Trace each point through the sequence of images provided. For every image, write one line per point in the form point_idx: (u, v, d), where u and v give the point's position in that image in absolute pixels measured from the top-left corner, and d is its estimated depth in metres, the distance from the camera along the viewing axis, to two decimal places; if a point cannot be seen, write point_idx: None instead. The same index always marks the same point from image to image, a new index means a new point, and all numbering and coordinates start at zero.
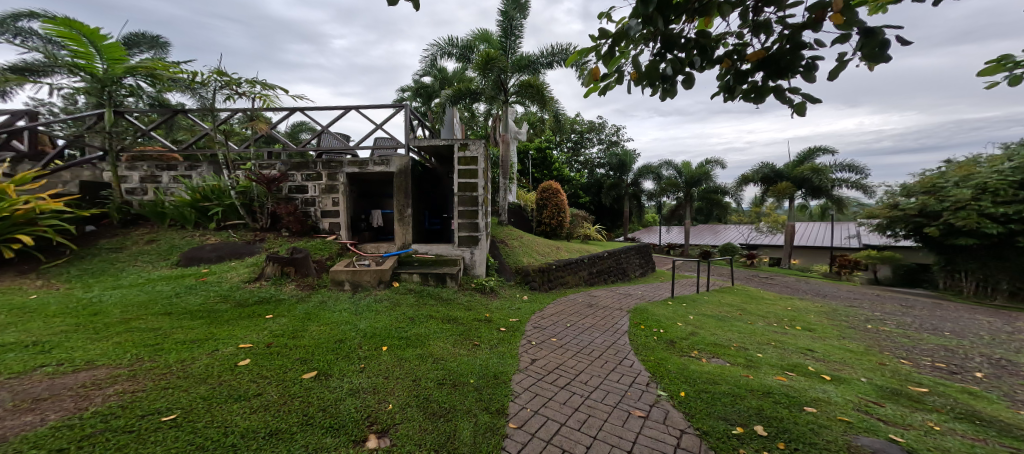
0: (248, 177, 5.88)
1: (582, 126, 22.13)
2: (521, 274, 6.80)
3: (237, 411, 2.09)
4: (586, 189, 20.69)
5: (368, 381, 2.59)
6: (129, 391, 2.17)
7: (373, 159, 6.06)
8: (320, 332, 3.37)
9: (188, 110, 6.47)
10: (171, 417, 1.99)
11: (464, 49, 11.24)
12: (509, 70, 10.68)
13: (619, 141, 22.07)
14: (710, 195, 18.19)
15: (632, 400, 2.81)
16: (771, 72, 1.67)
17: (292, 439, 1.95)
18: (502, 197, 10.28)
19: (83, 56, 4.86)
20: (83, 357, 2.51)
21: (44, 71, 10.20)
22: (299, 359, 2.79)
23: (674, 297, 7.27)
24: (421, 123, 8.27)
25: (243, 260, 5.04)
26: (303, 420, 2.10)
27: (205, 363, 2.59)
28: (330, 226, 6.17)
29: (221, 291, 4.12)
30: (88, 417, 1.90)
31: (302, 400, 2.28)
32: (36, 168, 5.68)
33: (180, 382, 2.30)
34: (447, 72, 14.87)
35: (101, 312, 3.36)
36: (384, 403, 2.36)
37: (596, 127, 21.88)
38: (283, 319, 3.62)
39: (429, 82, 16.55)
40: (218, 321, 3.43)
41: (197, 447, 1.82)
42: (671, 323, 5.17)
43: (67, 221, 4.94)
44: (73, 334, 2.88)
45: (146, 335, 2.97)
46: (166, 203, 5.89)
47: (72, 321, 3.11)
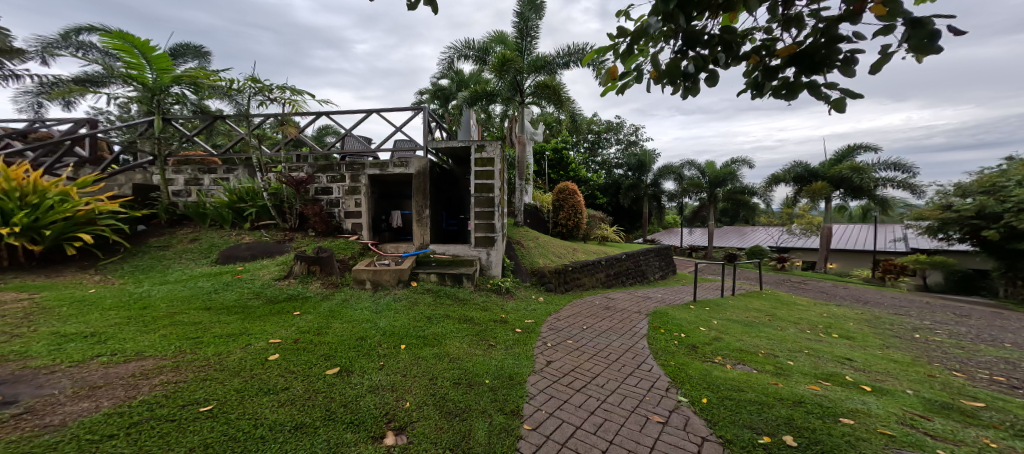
0: (278, 179, 6.13)
1: (599, 126, 21.82)
2: (537, 276, 6.76)
3: (266, 404, 2.19)
4: (604, 190, 20.38)
5: (387, 379, 2.66)
6: (172, 382, 2.30)
7: (392, 161, 6.19)
8: (343, 329, 3.49)
9: (226, 116, 6.83)
10: (208, 407, 2.09)
11: (480, 51, 11.33)
12: (526, 71, 10.70)
13: (637, 140, 21.59)
14: (735, 195, 17.50)
15: (650, 405, 2.76)
16: (802, 68, 1.51)
17: (315, 434, 2.01)
18: (519, 198, 10.30)
19: (135, 66, 5.24)
20: (133, 349, 2.69)
21: (101, 81, 11.09)
22: (323, 355, 2.90)
23: (697, 301, 7.05)
24: (441, 126, 8.43)
25: (275, 258, 5.26)
26: (327, 415, 2.17)
27: (239, 357, 2.72)
28: (351, 226, 6.33)
29: (253, 288, 4.32)
30: (135, 406, 2.02)
31: (325, 395, 2.36)
32: (96, 172, 6.16)
33: (217, 375, 2.43)
34: (464, 74, 15.17)
35: (149, 306, 3.59)
36: (402, 401, 2.41)
37: (614, 127, 21.56)
38: (309, 316, 3.76)
39: (446, 83, 16.84)
40: (251, 317, 3.59)
41: (230, 437, 1.91)
42: (694, 328, 5.03)
43: (121, 221, 5.30)
44: (124, 327, 3.08)
45: (189, 328, 3.15)
46: (207, 204, 6.24)
47: (124, 314, 3.34)
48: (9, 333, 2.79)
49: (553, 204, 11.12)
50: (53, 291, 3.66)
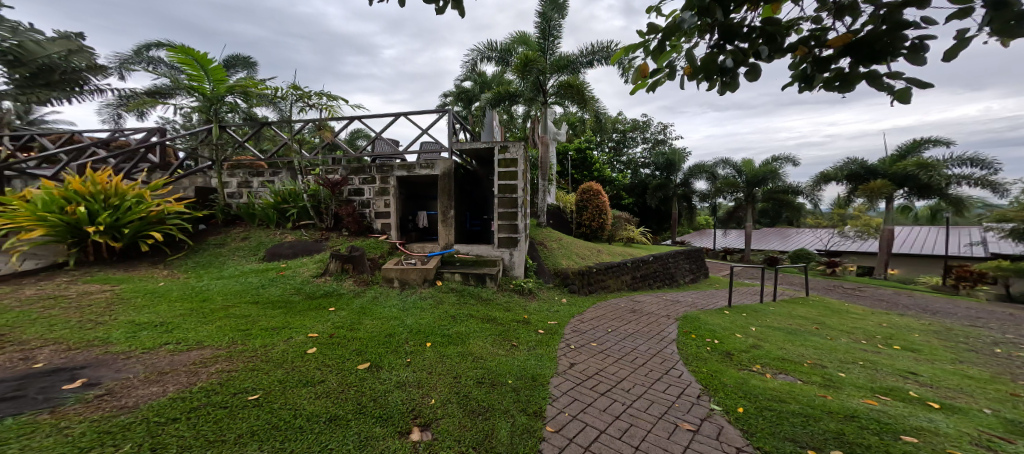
0: (316, 181, 6.48)
1: (625, 125, 21.16)
2: (560, 277, 6.69)
3: (305, 395, 2.33)
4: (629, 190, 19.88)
5: (413, 375, 2.75)
6: (226, 371, 2.50)
7: (418, 162, 6.33)
8: (373, 326, 3.66)
9: (271, 123, 7.29)
10: (255, 396, 2.25)
11: (503, 52, 11.31)
12: (548, 70, 10.59)
13: (665, 139, 20.68)
14: (776, 195, 15.78)
15: (680, 413, 2.67)
16: (859, 58, 1.33)
17: (347, 426, 2.09)
18: (541, 199, 10.14)
19: (195, 78, 5.81)
20: (194, 338, 2.96)
21: (169, 93, 12.33)
22: (355, 350, 3.05)
23: (733, 306, 6.63)
24: (464, 128, 8.59)
25: (313, 256, 5.56)
26: (359, 409, 2.26)
27: (283, 349, 2.93)
28: (381, 226, 6.56)
29: (295, 284, 4.61)
30: (194, 392, 2.20)
31: (357, 389, 2.47)
32: (166, 176, 6.83)
33: (263, 366, 2.62)
34: (486, 76, 15.41)
35: (208, 298, 3.93)
36: (427, 398, 2.49)
37: (641, 125, 20.81)
38: (343, 312, 3.97)
39: (470, 85, 17.06)
40: (292, 312, 3.84)
41: (272, 425, 2.02)
42: (729, 333, 4.74)
43: (185, 220, 5.82)
44: (187, 317, 3.39)
45: (240, 321, 3.42)
46: (256, 205, 6.70)
47: (186, 306, 3.67)
48: (94, 320, 3.14)
49: (576, 205, 10.91)
50: (131, 283, 4.09)
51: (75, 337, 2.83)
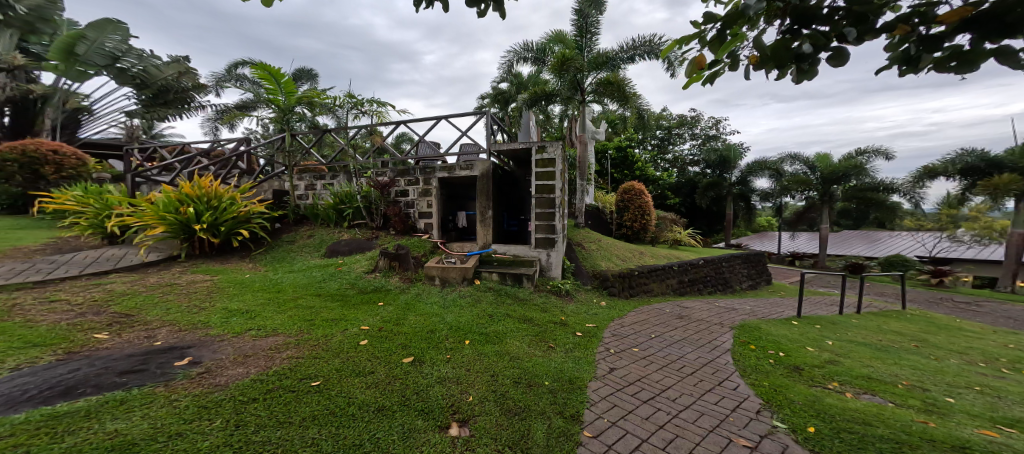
0: (368, 183, 6.92)
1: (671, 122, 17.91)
2: (599, 279, 6.53)
3: (358, 385, 2.55)
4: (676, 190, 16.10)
5: (453, 371, 2.91)
6: (295, 357, 2.88)
7: (458, 164, 6.43)
8: (416, 321, 3.92)
9: (330, 130, 7.88)
10: (317, 382, 2.53)
11: (539, 52, 11.05)
12: (586, 69, 10.36)
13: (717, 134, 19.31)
14: (862, 193, 12.42)
15: (735, 427, 2.50)
16: (982, 34, 0.96)
17: (394, 417, 2.24)
18: (580, 198, 9.88)
19: (270, 91, 6.57)
20: (272, 326, 3.48)
21: (252, 105, 14.66)
22: (401, 344, 3.31)
23: (804, 317, 5.86)
24: (501, 128, 8.67)
25: (365, 253, 5.99)
26: (403, 402, 2.41)
27: (339, 340, 3.27)
28: (423, 226, 6.77)
29: (350, 279, 5.06)
30: (270, 375, 2.53)
31: (402, 381, 2.67)
32: (251, 181, 7.70)
33: (324, 355, 2.96)
34: (523, 77, 15.68)
35: (282, 289, 4.59)
36: (465, 394, 2.60)
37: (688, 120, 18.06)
38: (390, 307, 4.30)
39: (505, 87, 17.00)
40: (345, 305, 4.24)
41: (330, 411, 2.22)
42: (798, 347, 4.24)
43: (264, 219, 6.75)
44: (265, 307, 3.97)
45: (306, 312, 3.92)
46: (319, 206, 7.25)
47: (266, 295, 4.32)
48: (198, 306, 3.85)
49: (617, 205, 10.41)
50: (224, 274, 5.04)
51: (185, 320, 3.50)
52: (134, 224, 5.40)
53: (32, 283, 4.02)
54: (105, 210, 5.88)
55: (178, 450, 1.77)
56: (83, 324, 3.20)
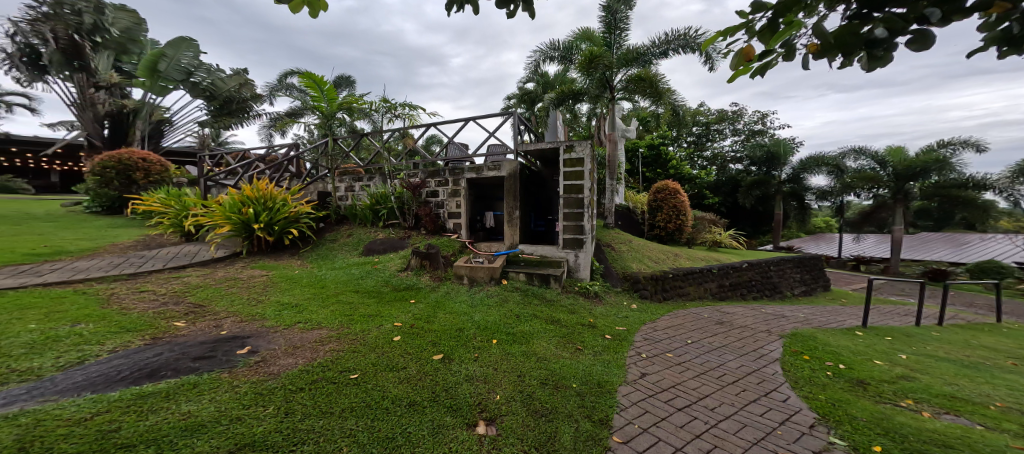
0: (401, 185, 7.08)
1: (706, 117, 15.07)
2: (629, 281, 6.29)
3: (392, 379, 2.66)
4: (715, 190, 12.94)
5: (480, 370, 2.93)
6: (336, 350, 3.06)
7: (486, 164, 6.46)
8: (446, 319, 3.98)
9: (366, 134, 8.05)
10: (355, 375, 2.66)
11: (565, 50, 10.92)
12: (615, 66, 10.03)
13: None
14: (946, 192, 8.57)
15: (782, 441, 2.34)
16: None
17: (424, 413, 2.31)
18: (609, 198, 9.61)
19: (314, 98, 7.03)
20: (317, 320, 3.72)
21: (298, 112, 15.62)
22: (431, 341, 3.39)
23: (868, 328, 5.36)
24: (529, 128, 8.61)
25: (399, 252, 6.13)
26: (433, 398, 2.48)
27: (374, 336, 3.41)
28: (453, 226, 6.79)
29: (384, 277, 5.22)
30: (314, 367, 2.71)
31: (432, 378, 2.74)
32: (299, 183, 8.25)
33: (361, 349, 3.10)
34: (549, 76, 15.57)
35: (325, 285, 4.87)
36: (493, 393, 2.62)
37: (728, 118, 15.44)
38: (421, 305, 4.40)
39: (532, 87, 16.80)
40: (380, 301, 4.43)
41: (366, 404, 2.33)
42: (863, 360, 3.87)
43: (310, 219, 7.12)
44: (311, 301, 4.27)
45: (346, 307, 4.13)
46: (357, 206, 7.45)
47: (310, 291, 4.62)
48: (256, 298, 4.30)
49: (648, 205, 10.03)
50: (278, 270, 5.50)
51: (245, 311, 3.89)
52: (207, 223, 6.13)
53: (121, 276, 4.59)
54: (184, 210, 6.77)
55: (236, 433, 1.92)
56: (165, 312, 3.65)
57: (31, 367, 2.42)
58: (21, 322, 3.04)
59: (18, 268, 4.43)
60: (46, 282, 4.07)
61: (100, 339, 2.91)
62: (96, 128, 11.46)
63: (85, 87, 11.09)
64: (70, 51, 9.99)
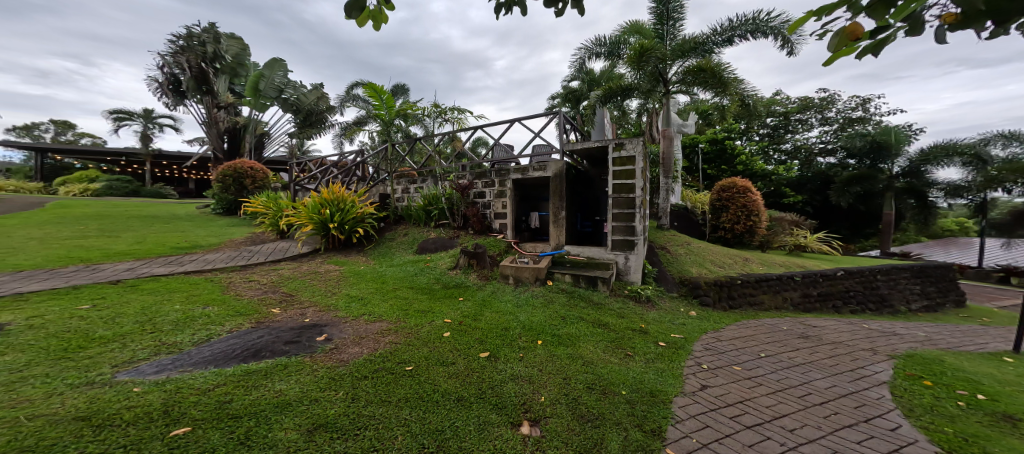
0: (450, 187, 6.90)
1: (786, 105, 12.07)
2: (688, 286, 5.63)
3: (442, 373, 2.66)
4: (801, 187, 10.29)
5: (526, 370, 2.82)
6: (394, 342, 3.12)
7: (531, 165, 6.02)
8: (492, 318, 3.81)
9: (420, 139, 7.95)
10: (410, 367, 2.71)
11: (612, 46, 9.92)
12: (669, 57, 8.84)
13: None
14: None
15: None
16: None
17: (471, 409, 2.28)
18: (663, 198, 8.72)
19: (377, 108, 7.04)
20: (380, 312, 3.79)
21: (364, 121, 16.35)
22: (477, 338, 3.30)
23: (1016, 354, 4.30)
24: (575, 126, 7.99)
25: (449, 251, 5.93)
26: (479, 395, 2.44)
27: (427, 330, 3.40)
28: (499, 226, 6.43)
29: (435, 274, 5.06)
30: (377, 358, 2.81)
31: (479, 375, 2.68)
32: (365, 186, 8.49)
33: (415, 342, 3.13)
34: (596, 73, 14.93)
35: (385, 280, 4.84)
36: (537, 395, 2.51)
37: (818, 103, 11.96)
38: (469, 302, 4.23)
39: (578, 85, 15.85)
40: (432, 297, 4.31)
41: (419, 396, 2.36)
42: (1013, 391, 3.02)
43: (374, 219, 7.13)
44: (373, 294, 4.32)
45: (402, 302, 4.12)
46: (412, 207, 7.38)
47: (371, 286, 4.61)
48: (331, 290, 4.46)
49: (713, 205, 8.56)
50: (348, 265, 5.60)
51: (323, 301, 4.09)
52: (296, 222, 6.53)
53: (236, 267, 5.04)
54: (280, 212, 7.19)
55: (316, 413, 2.09)
56: (266, 299, 4.02)
57: (174, 342, 2.89)
58: (167, 303, 3.61)
59: (166, 258, 5.16)
60: (187, 270, 4.70)
61: (220, 321, 3.35)
62: (219, 143, 13.13)
63: (210, 107, 12.61)
64: (200, 77, 11.99)
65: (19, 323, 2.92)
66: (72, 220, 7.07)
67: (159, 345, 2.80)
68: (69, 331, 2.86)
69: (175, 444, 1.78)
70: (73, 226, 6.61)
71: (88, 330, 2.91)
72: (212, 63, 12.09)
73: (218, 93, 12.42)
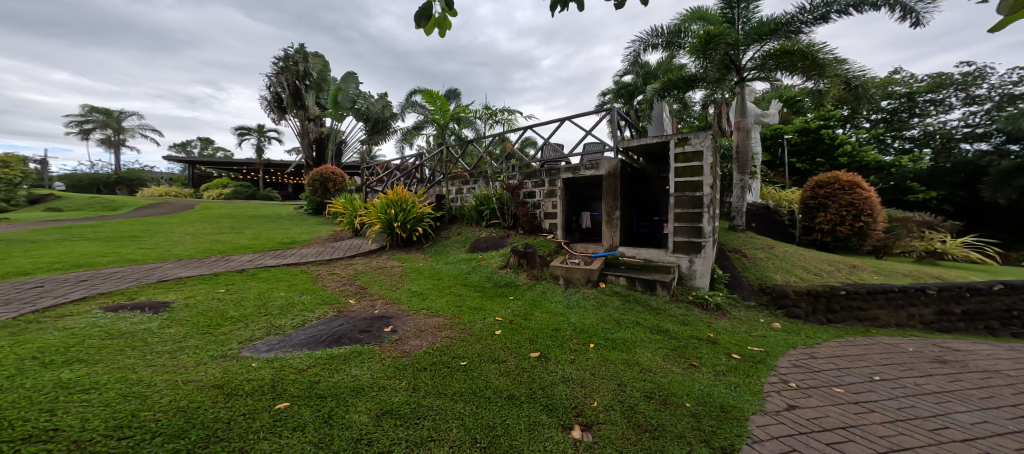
0: (501, 186, 6.16)
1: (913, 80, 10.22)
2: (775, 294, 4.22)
3: (491, 370, 2.22)
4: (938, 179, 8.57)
5: (577, 372, 2.28)
6: (450, 338, 2.70)
7: (582, 163, 5.16)
8: (543, 318, 3.20)
9: (472, 141, 7.35)
10: (464, 362, 2.31)
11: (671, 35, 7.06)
12: (742, 41, 6.16)
13: None
14: None
15: None
16: None
17: (522, 408, 1.87)
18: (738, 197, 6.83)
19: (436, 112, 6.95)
20: (439, 307, 3.38)
21: (421, 125, 16.52)
22: (527, 338, 2.75)
23: None
24: (629, 124, 6.29)
25: (500, 250, 5.33)
26: (531, 394, 2.01)
27: (478, 327, 2.93)
28: (549, 226, 5.59)
29: (485, 272, 4.52)
30: (434, 351, 2.42)
31: (528, 375, 2.21)
32: (422, 187, 8.27)
33: (467, 338, 2.70)
34: None
35: (440, 277, 4.43)
36: (589, 399, 2.01)
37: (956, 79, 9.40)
38: (519, 301, 3.64)
39: None
40: (482, 295, 3.82)
41: (472, 391, 1.98)
42: None
43: (431, 218, 6.84)
44: (428, 290, 3.93)
45: (456, 299, 3.64)
46: (464, 207, 6.83)
47: (428, 282, 4.22)
48: (393, 285, 4.12)
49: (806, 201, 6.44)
50: (409, 262, 5.32)
51: (390, 294, 3.79)
52: (366, 221, 6.49)
53: (322, 260, 4.99)
54: (354, 211, 7.23)
55: (383, 399, 1.83)
56: (343, 290, 3.84)
57: (281, 324, 2.77)
58: (275, 289, 3.57)
59: (274, 251, 5.30)
60: (290, 261, 4.74)
61: (313, 307, 3.19)
62: (309, 152, 14.30)
63: (303, 120, 13.71)
64: (295, 94, 13.33)
65: (179, 301, 3.03)
66: (212, 220, 7.60)
67: (270, 326, 2.70)
68: (209, 310, 2.90)
69: (280, 417, 1.65)
70: (213, 225, 7.01)
71: (220, 309, 2.92)
72: (305, 80, 13.24)
73: (307, 107, 13.48)
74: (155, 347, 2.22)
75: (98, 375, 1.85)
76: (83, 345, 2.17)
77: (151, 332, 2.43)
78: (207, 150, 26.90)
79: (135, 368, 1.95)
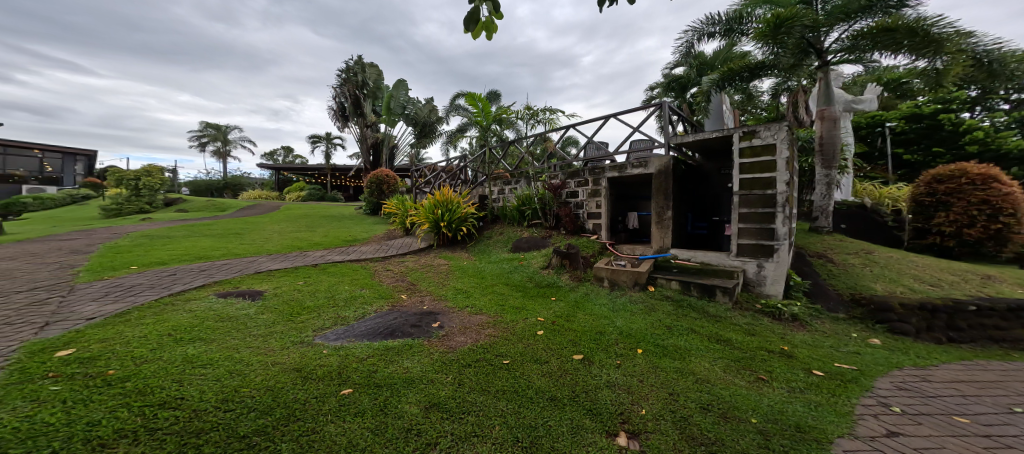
0: (543, 186, 5.37)
1: None
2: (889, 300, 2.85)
3: (532, 370, 1.65)
4: None
5: (622, 376, 1.65)
6: (495, 336, 2.10)
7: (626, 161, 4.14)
8: (584, 319, 2.43)
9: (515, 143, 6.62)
10: (507, 361, 1.74)
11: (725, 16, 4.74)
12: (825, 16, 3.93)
13: None
14: None
15: None
16: None
17: (564, 411, 1.36)
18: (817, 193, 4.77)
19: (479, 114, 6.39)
20: (485, 304, 2.78)
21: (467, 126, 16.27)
22: (567, 340, 2.04)
23: None
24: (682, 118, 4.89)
25: (543, 251, 4.56)
26: (576, 396, 1.46)
27: (519, 326, 2.27)
28: (594, 227, 4.69)
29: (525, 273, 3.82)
30: (481, 348, 1.87)
31: (572, 378, 1.61)
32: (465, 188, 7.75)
33: (509, 336, 2.09)
34: None
35: (482, 275, 3.75)
36: (637, 406, 1.43)
37: None
38: (560, 303, 2.81)
39: None
40: (523, 293, 3.07)
41: (513, 389, 1.48)
42: None
43: (475, 218, 6.29)
44: (472, 287, 3.33)
45: (494, 296, 2.99)
46: (507, 206, 6.01)
47: (471, 279, 3.64)
48: (440, 282, 3.61)
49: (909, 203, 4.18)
50: (454, 261, 4.81)
51: (437, 291, 3.28)
52: (416, 220, 6.19)
53: (377, 258, 4.69)
54: (406, 211, 6.97)
55: (436, 391, 1.42)
56: (396, 285, 3.44)
57: (347, 315, 2.41)
58: (341, 282, 3.29)
59: (339, 248, 5.10)
60: (354, 258, 4.52)
61: (371, 300, 2.82)
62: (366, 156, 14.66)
63: (361, 126, 14.04)
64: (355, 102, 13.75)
65: (270, 290, 2.83)
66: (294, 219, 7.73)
67: (337, 317, 2.34)
68: (292, 298, 2.66)
69: (346, 403, 1.30)
70: (295, 223, 7.19)
71: (300, 299, 2.66)
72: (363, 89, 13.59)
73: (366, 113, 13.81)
74: (252, 330, 1.95)
75: (214, 351, 1.62)
76: (202, 324, 1.96)
77: (251, 316, 2.18)
78: (287, 158, 29.14)
79: (241, 348, 1.70)
